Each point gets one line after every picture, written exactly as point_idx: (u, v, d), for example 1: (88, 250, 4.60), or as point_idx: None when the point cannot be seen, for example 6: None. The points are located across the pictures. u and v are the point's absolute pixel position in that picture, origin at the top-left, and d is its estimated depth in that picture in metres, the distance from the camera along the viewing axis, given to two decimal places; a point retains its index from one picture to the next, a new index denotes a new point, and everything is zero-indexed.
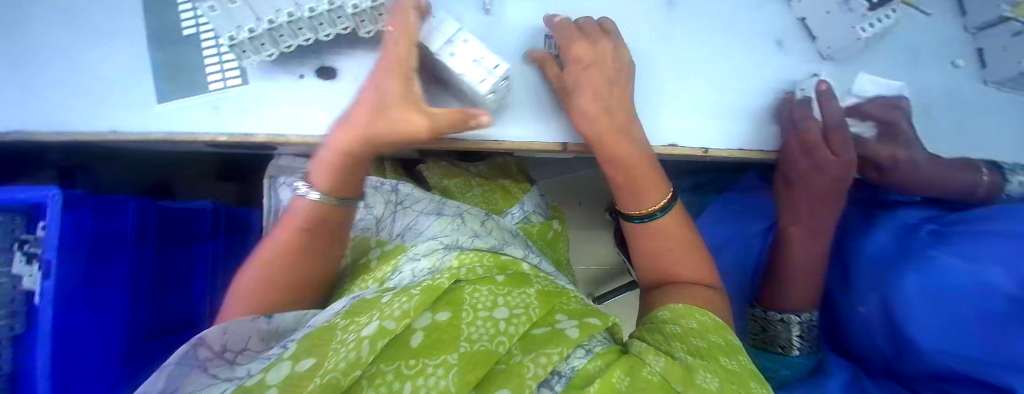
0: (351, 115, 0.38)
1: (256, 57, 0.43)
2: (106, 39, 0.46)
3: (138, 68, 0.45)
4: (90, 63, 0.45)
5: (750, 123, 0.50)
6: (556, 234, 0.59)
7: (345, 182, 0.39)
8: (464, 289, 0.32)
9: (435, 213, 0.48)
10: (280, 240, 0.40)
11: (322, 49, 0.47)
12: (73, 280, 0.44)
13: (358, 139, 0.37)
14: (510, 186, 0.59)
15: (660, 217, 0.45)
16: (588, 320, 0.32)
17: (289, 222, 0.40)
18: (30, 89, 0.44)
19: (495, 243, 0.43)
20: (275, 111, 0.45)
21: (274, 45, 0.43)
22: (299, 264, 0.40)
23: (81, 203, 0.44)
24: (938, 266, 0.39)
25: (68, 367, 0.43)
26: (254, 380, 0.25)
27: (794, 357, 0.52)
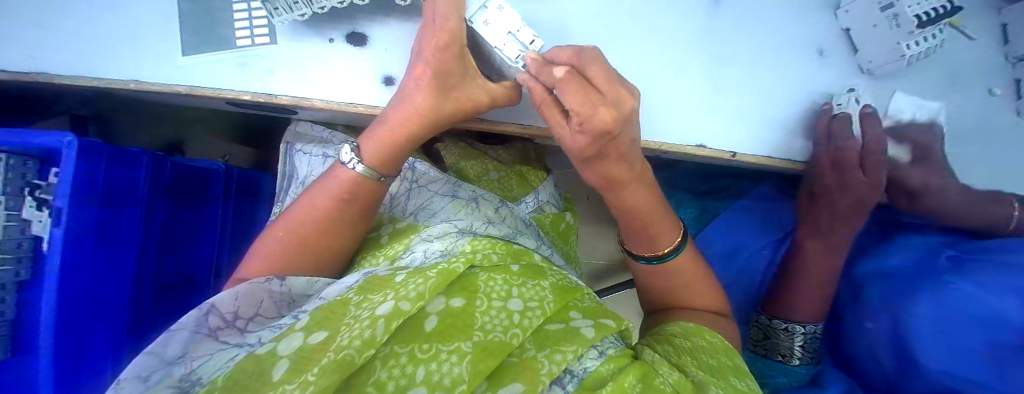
0: (409, 97, 0.38)
1: (288, 16, 0.42)
2: None
3: (163, 18, 0.44)
4: (116, 9, 0.44)
5: (778, 132, 0.49)
6: (567, 226, 0.59)
7: (400, 153, 0.41)
8: (479, 277, 0.32)
9: (449, 194, 0.48)
10: (314, 206, 0.40)
11: (358, 14, 0.45)
12: (84, 229, 0.44)
13: (421, 123, 0.39)
14: (527, 174, 0.59)
15: (671, 259, 0.44)
16: (602, 321, 0.32)
17: (329, 188, 0.40)
18: (55, 30, 0.44)
19: (509, 232, 0.42)
20: (300, 74, 0.44)
21: (308, 4, 0.42)
22: (329, 232, 0.40)
23: (96, 152, 0.44)
24: (952, 292, 0.40)
25: (73, 314, 0.43)
26: (266, 349, 0.25)
27: (796, 368, 0.52)
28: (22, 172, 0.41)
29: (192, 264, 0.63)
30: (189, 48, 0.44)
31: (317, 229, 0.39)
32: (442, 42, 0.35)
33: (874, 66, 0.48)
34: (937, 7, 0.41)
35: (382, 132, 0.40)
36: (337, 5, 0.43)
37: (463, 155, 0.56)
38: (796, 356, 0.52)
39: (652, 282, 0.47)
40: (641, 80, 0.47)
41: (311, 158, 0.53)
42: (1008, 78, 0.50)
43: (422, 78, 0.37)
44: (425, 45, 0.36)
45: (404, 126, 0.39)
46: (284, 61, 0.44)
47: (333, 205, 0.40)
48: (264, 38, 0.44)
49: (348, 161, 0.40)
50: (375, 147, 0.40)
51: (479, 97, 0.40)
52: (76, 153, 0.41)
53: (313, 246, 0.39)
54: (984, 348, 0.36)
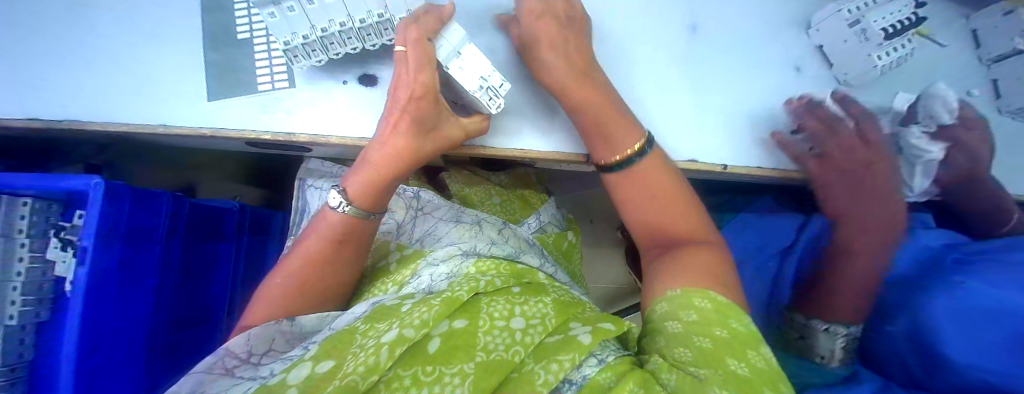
0: (390, 139, 0.41)
1: (306, 62, 0.45)
2: (159, 37, 0.49)
3: (184, 67, 0.48)
4: (143, 61, 0.48)
5: (770, 146, 0.49)
6: (571, 246, 0.59)
7: (387, 193, 0.43)
8: (482, 301, 0.32)
9: (453, 220, 0.49)
10: (308, 249, 0.41)
11: (371, 59, 0.48)
12: (107, 268, 0.46)
13: (406, 164, 0.42)
14: (529, 197, 0.60)
15: (637, 161, 0.43)
16: (601, 325, 0.32)
17: (321, 232, 0.41)
18: (85, 81, 0.47)
19: (512, 251, 0.43)
20: (308, 113, 0.47)
21: (325, 51, 0.45)
22: (325, 275, 0.41)
23: (120, 193, 0.46)
24: (967, 289, 0.37)
25: (93, 353, 0.44)
26: (276, 380, 0.25)
27: (836, 371, 0.47)
28: (43, 215, 0.44)
29: (205, 301, 0.65)
30: (213, 94, 0.47)
31: (314, 273, 0.40)
32: (420, 91, 0.39)
33: (850, 77, 0.49)
34: (901, 20, 0.44)
35: (366, 175, 0.41)
36: (351, 51, 0.46)
37: (466, 182, 0.58)
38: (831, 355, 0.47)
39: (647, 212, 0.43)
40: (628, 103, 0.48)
41: (321, 192, 0.54)
42: (983, 79, 0.51)
43: (403, 123, 0.40)
44: (400, 95, 0.40)
45: (388, 170, 0.41)
46: (299, 102, 0.47)
47: (326, 249, 0.41)
48: (284, 82, 0.47)
49: (338, 205, 0.41)
50: (362, 190, 0.41)
51: (453, 133, 0.43)
52: (102, 193, 0.44)
53: (312, 290, 0.40)
54: (1002, 341, 0.33)
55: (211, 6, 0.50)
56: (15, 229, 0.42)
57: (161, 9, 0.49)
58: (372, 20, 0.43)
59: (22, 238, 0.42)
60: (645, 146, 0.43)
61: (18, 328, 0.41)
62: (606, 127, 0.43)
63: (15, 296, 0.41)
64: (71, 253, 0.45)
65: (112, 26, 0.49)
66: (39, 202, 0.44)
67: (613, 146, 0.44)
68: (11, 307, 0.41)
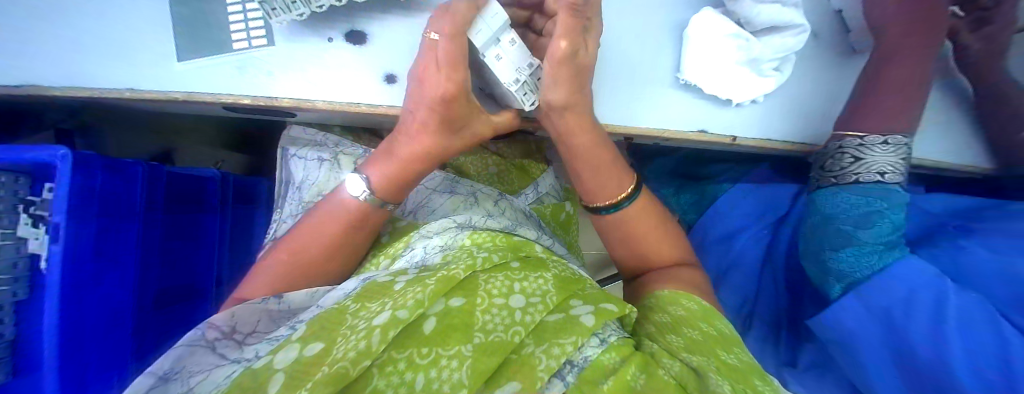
0: (416, 138, 0.39)
1: (286, 16, 0.41)
2: None
3: (150, 24, 0.43)
4: (103, 16, 0.43)
5: (783, 115, 0.48)
6: (569, 216, 0.58)
7: (410, 185, 0.42)
8: (480, 278, 0.31)
9: (448, 191, 0.48)
10: (315, 229, 0.40)
11: (355, 12, 0.44)
12: (81, 246, 0.43)
13: (432, 161, 0.41)
14: (527, 165, 0.58)
15: (626, 206, 0.44)
16: (604, 306, 0.31)
17: (331, 213, 0.40)
18: (39, 40, 0.42)
19: (508, 224, 0.43)
20: (295, 74, 0.43)
21: (305, 4, 0.40)
22: (329, 256, 0.40)
23: (88, 164, 0.44)
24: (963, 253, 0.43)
25: (76, 330, 0.43)
26: (262, 362, 0.24)
27: (892, 188, 0.42)
28: (12, 189, 0.41)
29: (193, 273, 0.63)
30: (183, 53, 0.43)
31: (318, 252, 0.39)
32: (449, 92, 0.35)
33: (863, 46, 0.49)
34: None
35: (392, 169, 0.41)
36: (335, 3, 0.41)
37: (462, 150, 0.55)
38: (883, 172, 0.43)
39: (618, 233, 0.46)
40: (635, 65, 0.46)
41: (307, 162, 0.52)
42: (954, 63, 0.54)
43: (429, 121, 0.38)
44: (426, 92, 0.36)
45: (411, 167, 0.41)
46: (285, 62, 0.43)
47: (337, 229, 0.40)
48: (263, 40, 0.43)
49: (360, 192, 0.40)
50: (388, 183, 0.41)
51: (480, 130, 0.41)
52: (69, 164, 0.41)
53: (313, 266, 0.39)
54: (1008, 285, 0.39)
55: None
56: None
57: None
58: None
59: None
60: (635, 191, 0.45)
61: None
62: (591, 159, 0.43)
63: None
64: (45, 229, 0.43)
65: None
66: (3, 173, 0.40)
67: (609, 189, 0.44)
68: None
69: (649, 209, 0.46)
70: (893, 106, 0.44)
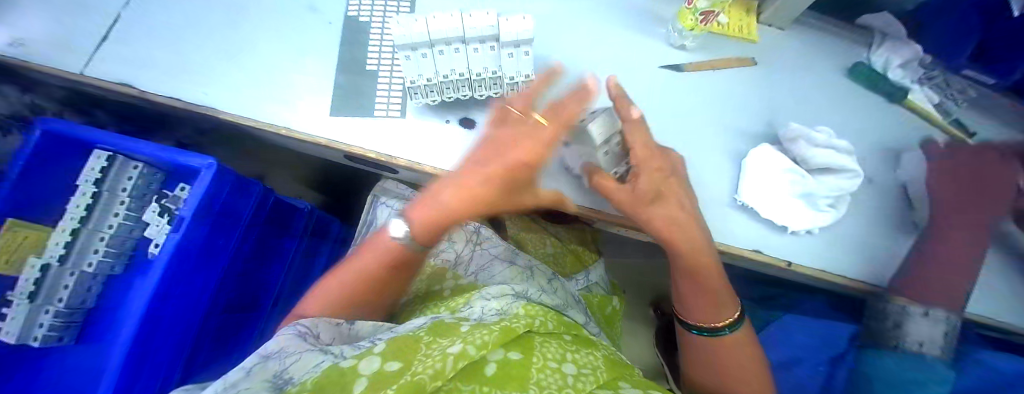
0: (466, 186, 0.42)
1: (423, 99, 0.49)
2: (300, 55, 0.54)
3: (311, 81, 0.52)
4: (275, 70, 0.52)
5: (841, 250, 0.49)
6: (614, 312, 0.59)
7: (442, 230, 0.43)
8: (536, 339, 0.34)
9: (507, 260, 0.52)
10: (363, 265, 0.43)
11: (473, 105, 0.52)
12: (192, 243, 0.51)
13: (473, 209, 0.43)
14: (582, 252, 0.62)
15: (727, 333, 0.47)
16: (653, 392, 0.32)
17: (375, 251, 0.43)
18: (218, 74, 0.51)
19: (560, 303, 0.46)
20: (410, 141, 0.50)
21: (439, 94, 0.49)
22: (365, 292, 0.42)
23: (224, 177, 0.54)
24: None
25: (158, 311, 0.49)
26: (347, 365, 0.28)
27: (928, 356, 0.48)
28: (148, 182, 0.57)
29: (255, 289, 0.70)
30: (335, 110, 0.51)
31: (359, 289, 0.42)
32: (516, 152, 0.42)
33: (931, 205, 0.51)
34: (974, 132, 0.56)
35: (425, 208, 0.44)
36: (462, 97, 0.50)
37: (524, 227, 0.62)
38: (922, 342, 0.49)
39: (708, 353, 0.48)
40: (708, 185, 0.50)
41: (390, 211, 0.58)
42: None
43: (486, 175, 0.42)
44: (494, 153, 0.43)
45: (450, 210, 0.42)
46: (408, 132, 0.50)
47: (378, 268, 0.42)
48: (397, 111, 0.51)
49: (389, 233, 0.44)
50: (424, 224, 0.42)
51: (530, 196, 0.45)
52: (212, 172, 0.51)
53: (357, 302, 0.42)
54: None
55: (349, 41, 0.55)
56: (122, 188, 0.55)
57: (310, 33, 0.55)
58: (486, 75, 0.49)
59: (124, 199, 0.55)
60: (738, 321, 0.47)
61: (94, 275, 0.55)
62: (689, 264, 0.46)
63: (99, 245, 0.55)
64: (163, 219, 0.58)
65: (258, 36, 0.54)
66: (147, 171, 0.56)
67: (710, 313, 0.47)
68: (95, 255, 0.54)
69: (744, 341, 0.47)
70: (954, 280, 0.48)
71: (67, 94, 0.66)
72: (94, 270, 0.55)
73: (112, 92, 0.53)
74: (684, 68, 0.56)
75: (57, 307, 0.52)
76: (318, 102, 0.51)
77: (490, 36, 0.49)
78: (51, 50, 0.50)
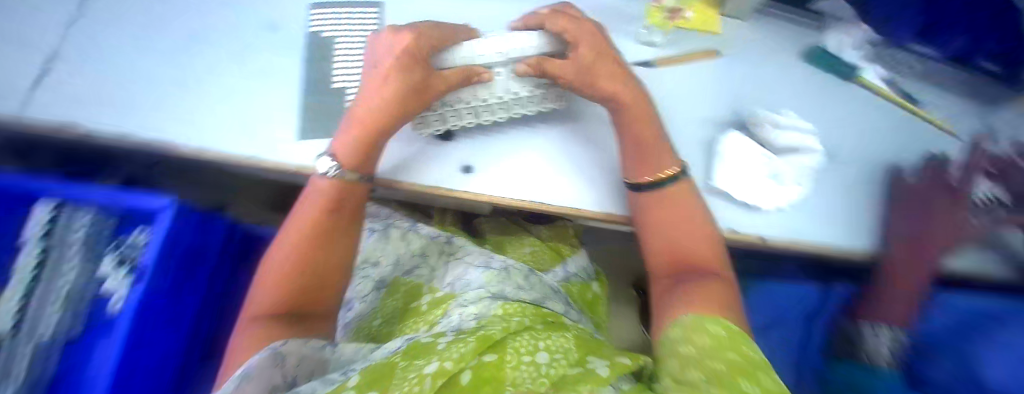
0: (371, 96, 0.43)
1: (427, 129, 0.46)
2: (256, 77, 0.50)
3: (271, 99, 0.48)
4: (231, 94, 0.49)
5: (824, 226, 0.49)
6: (595, 296, 0.61)
7: (371, 149, 0.42)
8: (511, 340, 0.35)
9: (483, 265, 0.51)
10: (305, 216, 0.42)
11: (478, 132, 0.48)
12: (158, 290, 0.49)
13: (390, 116, 0.42)
14: (561, 247, 0.62)
15: (668, 185, 0.45)
16: (619, 361, 0.34)
17: (315, 199, 0.43)
18: (165, 104, 0.47)
19: (538, 297, 0.49)
20: (404, 169, 0.46)
21: (443, 123, 0.46)
22: (320, 248, 0.42)
23: (187, 216, 0.51)
24: (995, 354, 0.48)
25: (131, 364, 0.47)
26: None
27: (882, 366, 0.48)
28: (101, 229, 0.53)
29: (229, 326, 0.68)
30: (307, 132, 0.47)
31: (310, 250, 0.41)
32: (410, 49, 0.42)
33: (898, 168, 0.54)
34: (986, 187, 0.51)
35: (353, 131, 0.42)
36: (467, 124, 0.46)
37: (500, 231, 0.63)
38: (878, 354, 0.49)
39: (654, 218, 0.46)
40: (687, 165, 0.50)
41: (359, 231, 0.56)
42: None
43: (385, 80, 0.42)
44: (379, 67, 0.43)
45: (368, 121, 0.42)
46: (396, 158, 0.46)
47: (317, 212, 0.42)
48: None
49: (330, 171, 0.42)
50: (351, 147, 0.42)
51: (436, 84, 0.42)
52: (173, 214, 0.49)
53: (312, 265, 0.41)
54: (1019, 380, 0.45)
55: (313, 60, 0.52)
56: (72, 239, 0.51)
57: (264, 54, 0.52)
58: (495, 100, 0.45)
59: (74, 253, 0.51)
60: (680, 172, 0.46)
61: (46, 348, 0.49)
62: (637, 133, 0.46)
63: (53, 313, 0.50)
64: (124, 273, 0.53)
65: (212, 62, 0.51)
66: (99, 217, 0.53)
67: (652, 165, 0.45)
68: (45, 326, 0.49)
69: (689, 197, 0.46)
70: (904, 302, 0.50)
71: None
72: (50, 337, 0.49)
73: (46, 134, 0.49)
74: (654, 63, 0.54)
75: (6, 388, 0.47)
76: (273, 123, 0.47)
77: (499, 62, 0.45)
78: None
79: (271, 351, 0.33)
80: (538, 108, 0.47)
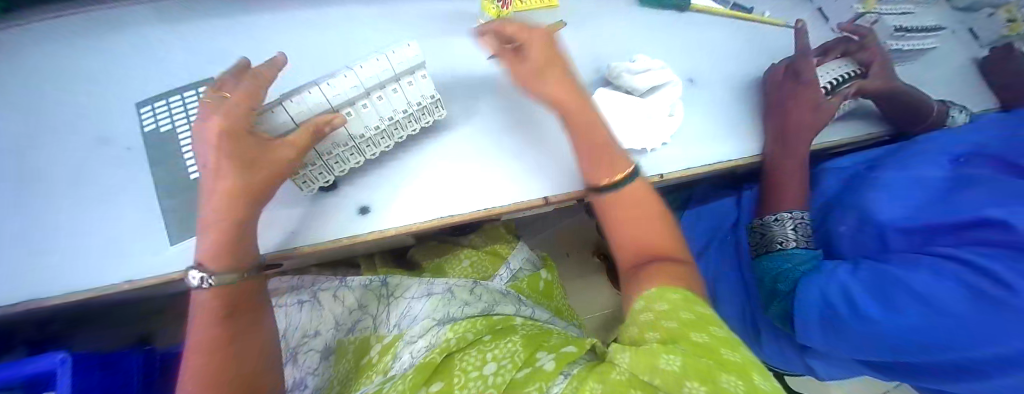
0: (210, 191, 0.36)
1: (314, 185, 0.42)
2: (88, 194, 0.43)
3: (120, 214, 0.42)
4: (62, 223, 0.41)
5: (710, 150, 0.52)
6: (548, 284, 0.60)
7: (243, 243, 0.38)
8: (456, 358, 0.35)
9: (425, 294, 0.49)
10: (196, 341, 0.36)
11: (369, 167, 0.45)
12: None
13: (245, 205, 0.37)
14: (497, 248, 0.61)
15: (626, 184, 0.43)
16: (566, 350, 0.33)
17: (200, 317, 0.37)
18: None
19: (487, 305, 0.47)
20: (301, 232, 0.43)
21: (330, 171, 0.43)
22: (225, 367, 0.36)
23: (86, 364, 0.47)
24: (890, 184, 0.49)
25: None
26: None
27: (792, 251, 0.51)
28: None
29: None
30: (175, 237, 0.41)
31: (216, 375, 0.36)
32: (219, 129, 0.35)
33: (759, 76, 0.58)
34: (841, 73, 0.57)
35: (210, 233, 0.37)
36: (355, 164, 0.44)
37: (436, 253, 0.62)
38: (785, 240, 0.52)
39: (616, 217, 0.43)
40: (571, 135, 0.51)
41: (285, 308, 0.52)
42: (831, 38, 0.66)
43: (216, 168, 0.36)
44: (203, 156, 0.36)
45: (218, 219, 0.36)
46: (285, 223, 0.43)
47: (207, 331, 0.37)
48: None
49: (203, 282, 0.36)
50: (215, 251, 0.37)
51: (283, 155, 0.37)
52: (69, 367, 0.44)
53: (222, 390, 0.35)
54: (925, 202, 0.46)
55: (155, 154, 0.44)
56: None
57: (88, 165, 0.44)
58: (372, 133, 0.43)
59: None
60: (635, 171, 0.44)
61: None
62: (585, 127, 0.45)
63: None
64: None
65: (24, 194, 0.42)
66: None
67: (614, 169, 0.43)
68: None
69: (645, 197, 0.43)
70: (795, 186, 0.53)
71: None
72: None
73: None
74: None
75: None
76: (136, 241, 0.41)
77: (360, 94, 0.42)
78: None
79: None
80: (420, 124, 0.46)
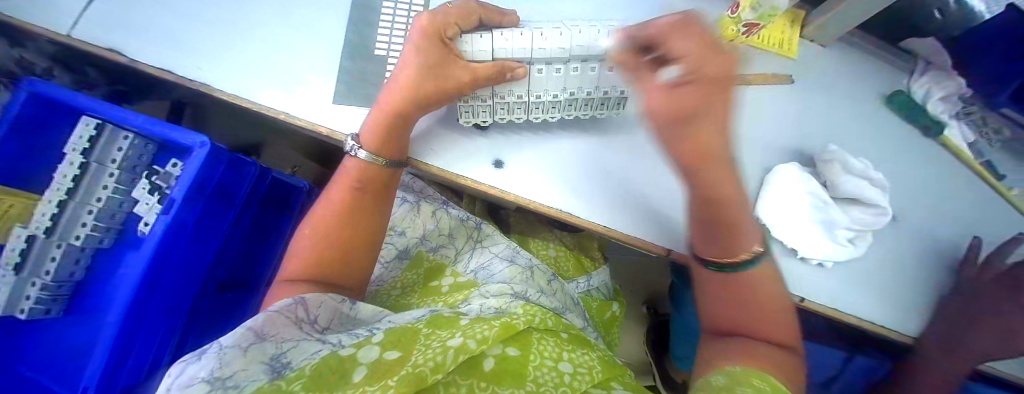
0: (396, 78, 0.41)
1: (470, 119, 0.44)
2: (300, 31, 0.50)
3: (314, 57, 0.49)
4: (276, 45, 0.49)
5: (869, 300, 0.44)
6: (613, 316, 0.59)
7: (390, 133, 0.42)
8: (533, 336, 0.35)
9: (508, 259, 0.51)
10: (337, 196, 0.44)
11: (524, 129, 0.45)
12: (184, 221, 0.50)
13: (408, 101, 0.41)
14: (584, 258, 0.61)
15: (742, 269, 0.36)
16: None
17: (346, 178, 0.45)
18: (215, 47, 0.49)
19: (559, 306, 0.46)
20: (444, 154, 0.44)
21: (490, 114, 0.44)
22: (349, 222, 0.43)
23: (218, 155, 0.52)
24: None
25: (154, 284, 0.49)
26: (348, 352, 0.28)
27: None
28: (139, 154, 0.54)
29: (248, 272, 0.72)
30: (339, 96, 0.47)
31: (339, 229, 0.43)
32: (424, 31, 0.39)
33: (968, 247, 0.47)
34: None
35: (375, 115, 0.42)
36: (516, 119, 0.44)
37: (527, 227, 0.63)
38: None
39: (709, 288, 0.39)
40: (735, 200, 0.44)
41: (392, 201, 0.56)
42: None
43: (408, 61, 0.41)
44: (406, 49, 0.41)
45: (386, 104, 0.41)
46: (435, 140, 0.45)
47: (346, 193, 0.44)
48: None
49: (353, 151, 0.44)
50: (372, 132, 0.42)
51: (460, 75, 0.40)
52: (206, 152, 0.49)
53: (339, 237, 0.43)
54: None
55: (357, 21, 0.51)
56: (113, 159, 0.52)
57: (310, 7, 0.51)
58: (548, 98, 0.43)
59: (114, 170, 0.53)
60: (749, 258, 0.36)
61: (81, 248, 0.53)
62: None
63: (88, 220, 0.52)
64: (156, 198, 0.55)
65: (262, 10, 0.51)
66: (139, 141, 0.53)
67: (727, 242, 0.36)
68: (81, 229, 0.52)
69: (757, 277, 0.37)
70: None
71: (58, 50, 0.64)
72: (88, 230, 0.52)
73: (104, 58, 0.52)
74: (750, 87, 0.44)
75: (42, 280, 0.51)
76: (313, 86, 0.48)
77: (561, 58, 0.41)
78: (44, 10, 0.49)
79: (293, 300, 0.34)
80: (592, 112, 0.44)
